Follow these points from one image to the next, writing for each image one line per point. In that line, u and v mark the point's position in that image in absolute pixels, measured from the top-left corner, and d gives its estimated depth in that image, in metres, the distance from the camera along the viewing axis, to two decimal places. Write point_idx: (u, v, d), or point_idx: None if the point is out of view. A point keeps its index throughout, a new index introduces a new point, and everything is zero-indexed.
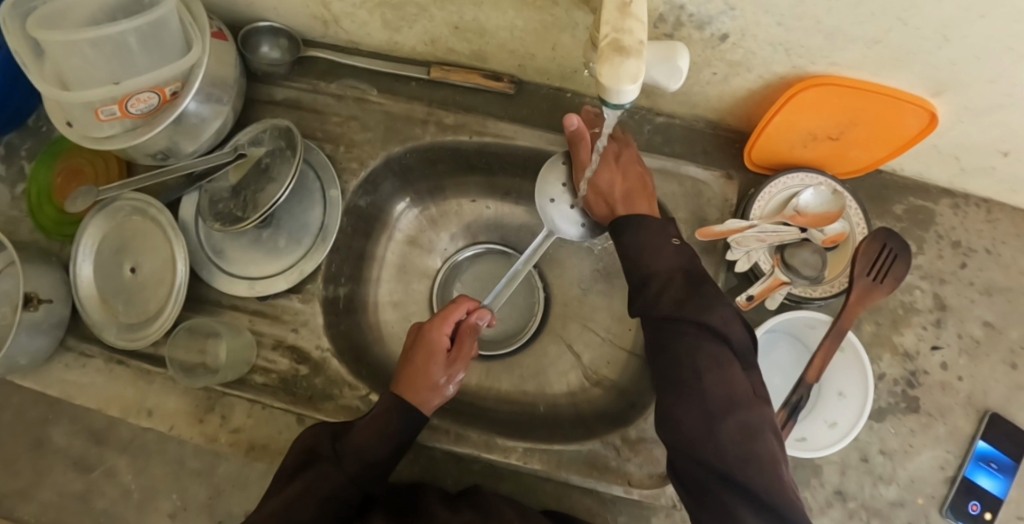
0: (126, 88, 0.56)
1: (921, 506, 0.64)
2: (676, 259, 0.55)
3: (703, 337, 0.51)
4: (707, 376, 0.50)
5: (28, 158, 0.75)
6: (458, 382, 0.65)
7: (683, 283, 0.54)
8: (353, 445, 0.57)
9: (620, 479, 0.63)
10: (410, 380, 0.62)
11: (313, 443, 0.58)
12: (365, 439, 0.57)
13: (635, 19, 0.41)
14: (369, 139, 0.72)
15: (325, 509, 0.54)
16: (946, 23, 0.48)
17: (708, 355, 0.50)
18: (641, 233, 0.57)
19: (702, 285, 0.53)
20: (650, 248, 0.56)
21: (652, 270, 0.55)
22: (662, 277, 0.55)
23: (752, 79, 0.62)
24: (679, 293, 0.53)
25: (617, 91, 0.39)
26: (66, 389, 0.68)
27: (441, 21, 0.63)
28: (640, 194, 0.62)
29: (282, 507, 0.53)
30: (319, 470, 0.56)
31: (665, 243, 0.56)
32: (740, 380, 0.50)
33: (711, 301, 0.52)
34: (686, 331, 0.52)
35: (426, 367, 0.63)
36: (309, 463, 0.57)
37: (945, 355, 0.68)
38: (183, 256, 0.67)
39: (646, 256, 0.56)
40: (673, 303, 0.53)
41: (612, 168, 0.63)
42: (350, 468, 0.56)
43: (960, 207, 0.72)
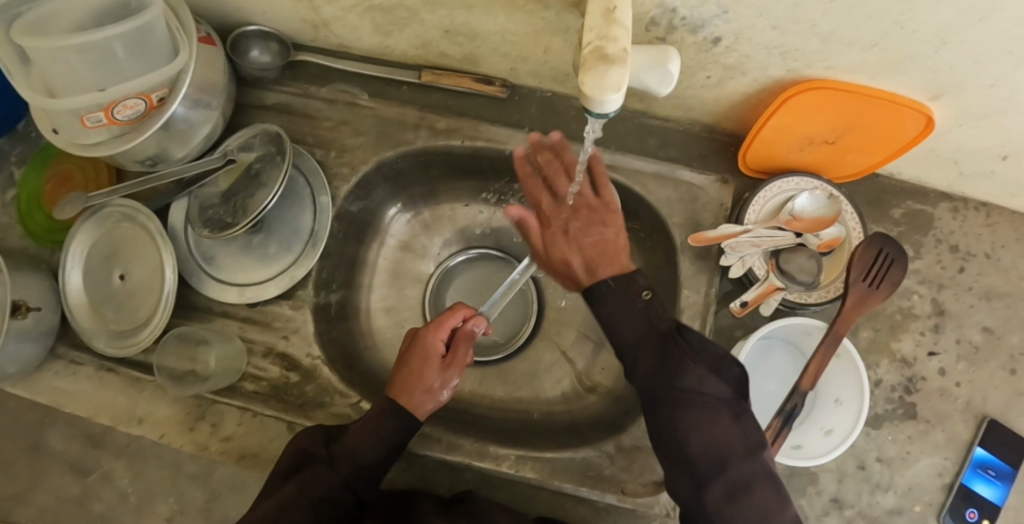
0: (110, 94, 0.55)
1: (919, 514, 0.64)
2: (642, 322, 0.55)
3: (680, 401, 0.50)
4: (689, 443, 0.49)
5: (18, 164, 0.74)
6: (453, 387, 0.63)
7: (651, 350, 0.53)
8: (348, 448, 0.56)
9: (614, 487, 0.62)
10: (404, 384, 0.61)
11: (305, 444, 0.57)
12: (360, 441, 0.57)
13: (620, 27, 0.40)
14: (361, 144, 0.71)
15: (322, 510, 0.53)
16: (944, 26, 0.47)
17: (685, 420, 0.50)
18: (608, 302, 0.57)
19: (670, 350, 0.52)
20: (619, 313, 0.56)
21: (628, 340, 0.55)
22: (635, 347, 0.54)
23: (747, 83, 0.61)
24: (652, 360, 0.53)
25: (601, 101, 0.38)
26: (56, 396, 0.67)
27: (431, 25, 0.62)
28: (598, 259, 0.60)
29: (278, 507, 0.52)
30: (314, 471, 0.55)
31: (636, 306, 0.55)
32: (727, 438, 0.49)
33: (680, 364, 0.51)
34: (658, 402, 0.51)
35: (420, 371, 0.62)
36: (303, 463, 0.56)
37: (943, 361, 0.68)
38: (172, 263, 0.66)
39: (617, 322, 0.56)
40: (648, 374, 0.52)
41: (561, 244, 0.63)
42: (345, 469, 0.56)
43: (959, 211, 0.71)
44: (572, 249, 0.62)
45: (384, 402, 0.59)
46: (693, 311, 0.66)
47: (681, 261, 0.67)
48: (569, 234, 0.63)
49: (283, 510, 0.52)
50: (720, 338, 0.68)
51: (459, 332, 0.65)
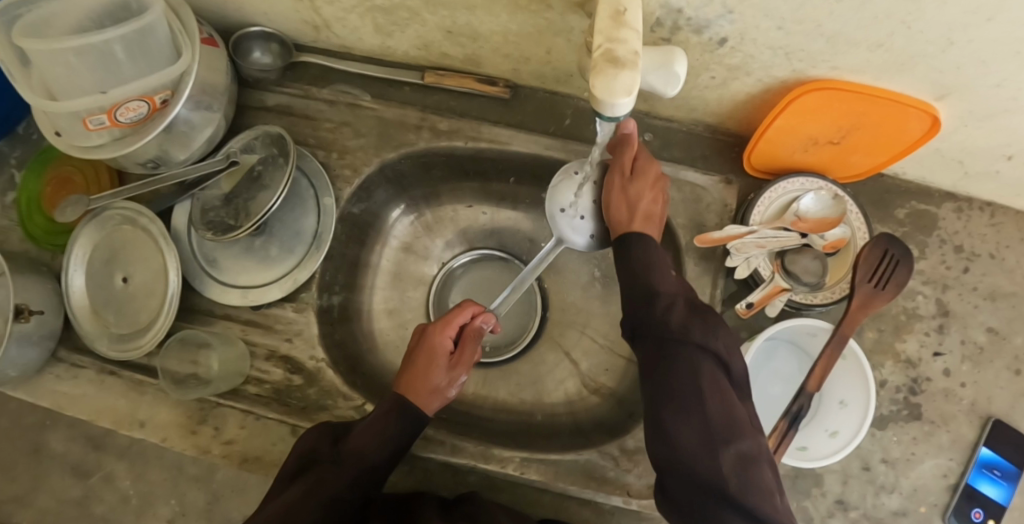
0: (113, 97, 0.55)
1: (924, 514, 0.64)
2: (675, 283, 0.55)
3: (707, 359, 0.50)
4: (712, 403, 0.48)
5: (18, 167, 0.74)
6: (460, 386, 0.64)
7: (686, 307, 0.53)
8: (355, 449, 0.56)
9: (618, 489, 0.62)
10: (410, 383, 0.62)
11: (314, 445, 0.57)
12: (366, 442, 0.57)
13: (629, 29, 0.40)
14: (362, 145, 0.71)
15: (327, 512, 0.53)
16: (952, 26, 0.47)
17: (712, 379, 0.49)
18: (641, 256, 0.57)
19: (705, 313, 0.52)
20: (651, 269, 0.55)
21: (659, 290, 0.54)
22: (665, 299, 0.53)
23: (751, 83, 0.61)
24: (685, 314, 0.52)
25: (612, 104, 0.38)
26: (57, 400, 0.67)
27: (434, 25, 0.62)
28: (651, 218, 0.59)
29: (284, 510, 0.52)
30: (320, 473, 0.55)
31: (666, 270, 0.56)
32: (739, 409, 0.49)
33: (718, 327, 0.51)
34: (685, 353, 0.50)
35: (426, 369, 0.62)
36: (310, 465, 0.56)
37: (948, 361, 0.67)
38: (174, 266, 0.66)
39: (651, 274, 0.55)
40: (680, 323, 0.51)
41: (615, 190, 0.60)
42: (351, 472, 0.55)
43: (963, 211, 0.71)
44: (622, 202, 0.59)
45: (392, 400, 0.59)
46: None
47: (685, 262, 0.67)
48: (627, 184, 0.60)
49: (288, 511, 0.52)
50: None
51: (467, 328, 0.66)
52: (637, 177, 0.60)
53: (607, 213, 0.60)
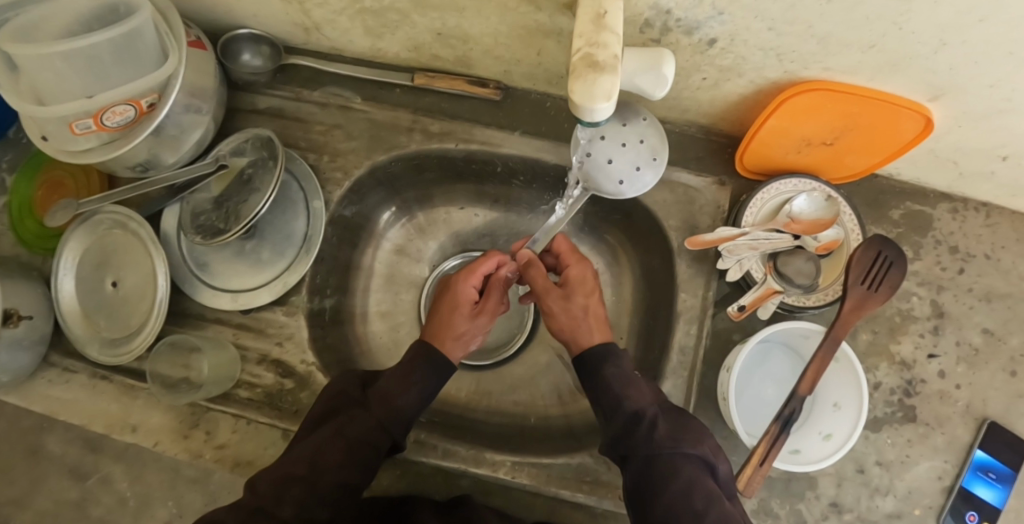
0: (99, 101, 0.55)
1: (919, 517, 0.63)
2: (651, 395, 0.56)
3: (698, 472, 0.51)
4: (708, 514, 0.48)
5: (9, 171, 0.74)
6: (482, 335, 0.66)
7: (668, 420, 0.54)
8: (384, 394, 0.57)
9: (611, 493, 0.61)
10: (434, 332, 0.64)
11: (344, 388, 0.59)
12: (393, 386, 0.58)
13: (610, 32, 0.39)
14: (354, 148, 0.70)
15: (356, 451, 0.55)
16: (944, 27, 0.47)
17: (703, 486, 0.50)
18: (612, 374, 0.56)
19: (684, 422, 0.54)
20: (626, 384, 0.56)
21: (637, 406, 0.54)
22: (645, 414, 0.54)
23: (743, 84, 0.61)
24: (667, 425, 0.53)
25: (591, 109, 0.38)
26: (50, 405, 0.67)
27: (423, 27, 0.61)
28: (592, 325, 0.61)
29: (315, 448, 0.54)
30: (349, 414, 0.56)
31: (639, 381, 0.57)
32: (736, 516, 0.49)
33: (700, 435, 0.53)
34: (677, 470, 0.51)
35: (449, 318, 0.64)
36: (340, 407, 0.58)
37: (943, 363, 0.67)
38: (164, 270, 0.65)
39: (626, 389, 0.55)
40: (665, 434, 0.53)
41: (558, 312, 0.63)
42: (380, 413, 0.56)
43: (958, 211, 0.70)
44: (570, 320, 0.62)
45: (417, 349, 0.60)
46: (691, 315, 0.65)
47: (678, 264, 0.67)
48: (565, 303, 0.63)
49: (319, 449, 0.54)
50: (717, 342, 0.68)
51: (493, 276, 0.68)
52: (569, 289, 0.64)
53: (563, 334, 0.62)
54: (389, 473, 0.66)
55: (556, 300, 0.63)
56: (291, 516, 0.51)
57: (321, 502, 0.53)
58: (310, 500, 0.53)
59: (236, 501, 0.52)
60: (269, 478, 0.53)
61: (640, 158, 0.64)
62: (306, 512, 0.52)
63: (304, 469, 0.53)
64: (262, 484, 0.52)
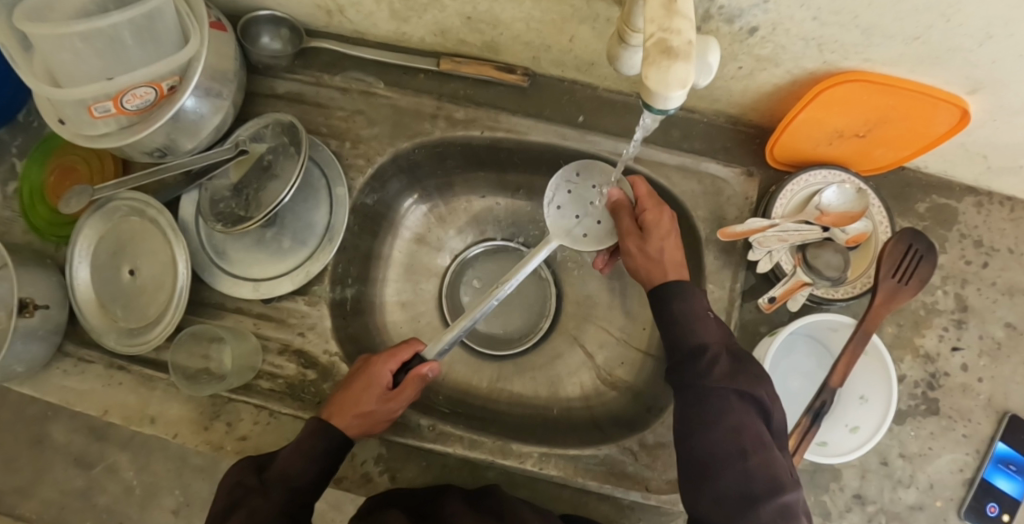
0: (119, 84, 0.53)
1: (940, 509, 0.64)
2: (719, 330, 0.54)
3: (747, 414, 0.50)
4: (754, 456, 0.48)
5: (19, 156, 0.72)
6: (394, 399, 0.60)
7: (730, 359, 0.52)
8: (280, 466, 0.54)
9: (637, 485, 0.61)
10: (343, 405, 0.58)
11: (238, 478, 0.54)
12: (291, 465, 0.54)
13: (683, 18, 0.37)
14: (376, 134, 0.69)
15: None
16: (994, 20, 0.46)
17: (753, 431, 0.49)
18: (685, 304, 0.55)
19: (744, 363, 0.52)
20: (693, 319, 0.54)
21: (702, 341, 0.53)
22: (704, 348, 0.53)
23: (779, 74, 0.60)
24: (728, 366, 0.52)
25: (665, 97, 0.35)
26: (65, 396, 0.65)
27: (453, 11, 0.60)
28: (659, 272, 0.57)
29: None
30: (251, 505, 0.52)
31: (711, 318, 0.55)
32: (782, 464, 0.49)
33: (761, 379, 0.51)
34: (728, 407, 0.50)
35: (358, 394, 0.59)
36: (242, 495, 0.52)
37: (965, 356, 0.67)
38: (184, 258, 0.64)
39: (692, 325, 0.54)
40: (723, 373, 0.51)
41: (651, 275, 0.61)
42: (282, 495, 0.53)
43: (983, 205, 0.70)
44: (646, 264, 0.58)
45: (314, 423, 0.56)
46: (718, 306, 0.65)
47: (705, 256, 0.66)
48: (643, 246, 0.59)
49: None
50: (744, 335, 0.67)
51: (413, 371, 0.60)
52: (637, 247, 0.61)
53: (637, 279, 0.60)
54: (414, 465, 0.65)
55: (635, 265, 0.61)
56: None
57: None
58: None
59: None
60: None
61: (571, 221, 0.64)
62: None
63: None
64: None
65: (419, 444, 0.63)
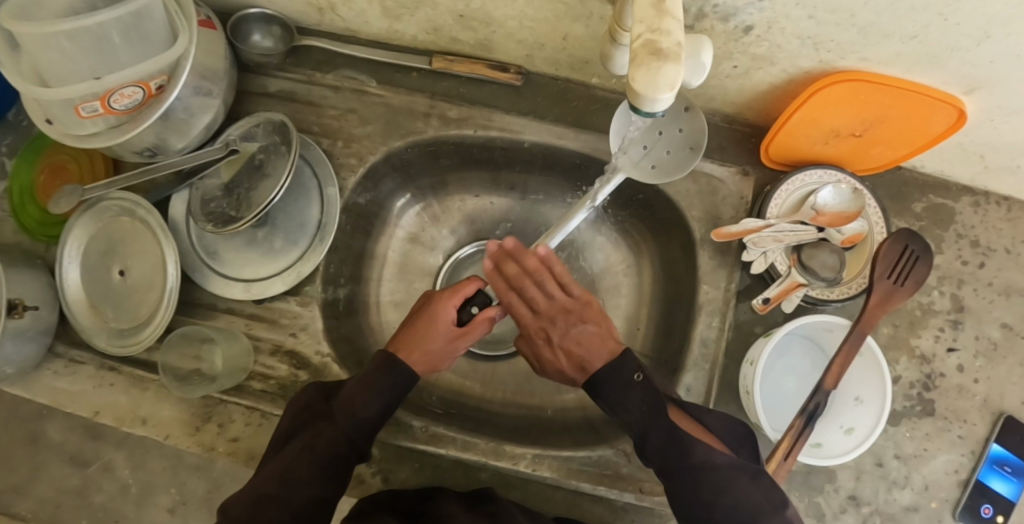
0: (107, 83, 0.52)
1: (935, 510, 0.64)
2: (642, 396, 0.53)
3: (696, 472, 0.50)
4: (718, 507, 0.49)
5: (9, 154, 0.71)
6: (462, 341, 0.61)
7: (658, 426, 0.51)
8: (341, 394, 0.54)
9: (632, 486, 0.61)
10: (407, 341, 0.59)
11: (307, 401, 0.55)
12: (355, 396, 0.53)
13: (672, 18, 0.36)
14: (369, 133, 0.68)
15: (326, 466, 0.51)
16: (992, 20, 0.45)
17: (708, 482, 0.49)
18: (603, 386, 0.54)
19: (673, 425, 0.51)
20: (616, 396, 0.54)
21: (629, 420, 0.53)
22: (637, 423, 0.52)
23: (775, 73, 0.59)
24: (658, 437, 0.51)
25: (653, 99, 0.35)
26: (57, 397, 0.65)
27: (445, 9, 0.59)
28: (587, 340, 0.58)
29: (282, 467, 0.51)
30: (314, 427, 0.52)
31: (631, 386, 0.53)
32: (754, 497, 0.49)
33: (689, 440, 0.50)
34: (674, 474, 0.50)
35: (425, 331, 0.59)
36: (306, 419, 0.54)
37: (961, 357, 0.67)
38: (174, 259, 0.63)
39: (615, 407, 0.54)
40: (655, 449, 0.51)
41: (567, 331, 0.59)
42: (343, 426, 0.52)
43: (980, 205, 0.70)
44: (588, 336, 0.58)
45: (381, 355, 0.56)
46: (712, 307, 0.64)
47: (700, 256, 0.66)
48: (571, 336, 0.59)
49: (286, 472, 0.50)
50: (739, 335, 0.67)
51: (483, 313, 0.62)
52: (539, 303, 0.62)
53: (608, 344, 0.57)
54: (407, 466, 0.65)
55: (554, 329, 0.60)
56: None
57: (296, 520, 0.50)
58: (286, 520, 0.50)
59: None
60: (240, 500, 0.50)
61: (637, 156, 0.64)
62: None
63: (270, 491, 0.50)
64: (232, 506, 0.50)
65: (412, 445, 0.63)
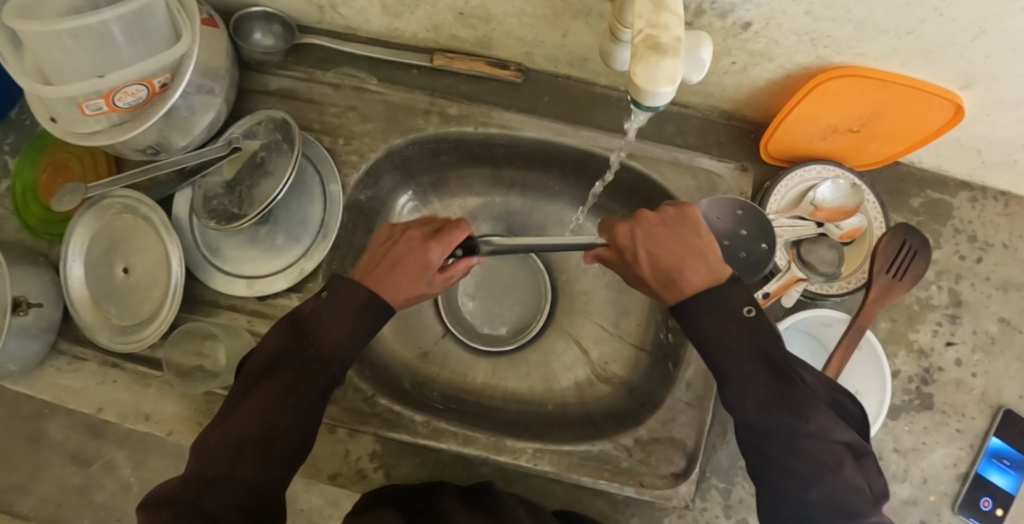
0: (111, 81, 0.52)
1: (934, 503, 0.64)
2: (755, 344, 0.49)
3: (804, 441, 0.47)
4: (818, 484, 0.46)
5: (11, 154, 0.72)
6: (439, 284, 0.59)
7: (772, 383, 0.48)
8: (317, 336, 0.51)
9: (632, 480, 0.61)
10: (391, 275, 0.55)
11: (282, 342, 0.52)
12: (334, 339, 0.52)
13: (671, 13, 0.37)
14: (370, 130, 0.69)
15: (309, 408, 0.50)
16: (986, 15, 0.46)
17: (814, 454, 0.46)
18: (710, 316, 0.49)
19: (793, 388, 0.48)
20: (722, 335, 0.49)
21: (740, 368, 0.49)
22: (745, 373, 0.49)
23: (773, 69, 0.59)
24: (769, 393, 0.48)
25: (653, 93, 0.35)
26: (61, 394, 0.65)
27: (445, 7, 0.60)
28: (681, 258, 0.52)
29: (260, 411, 0.49)
30: (291, 371, 0.50)
31: (744, 328, 0.49)
32: (855, 481, 0.47)
33: (809, 405, 0.47)
34: (776, 436, 0.47)
35: (410, 269, 0.56)
36: (280, 360, 0.51)
37: (959, 351, 0.67)
38: (177, 255, 0.64)
39: (716, 349, 0.49)
40: (767, 404, 0.48)
41: (665, 235, 0.54)
42: (325, 368, 0.51)
43: (978, 200, 0.70)
44: (680, 251, 0.53)
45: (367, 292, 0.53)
46: None
47: None
48: (660, 259, 0.53)
49: (267, 416, 0.49)
50: None
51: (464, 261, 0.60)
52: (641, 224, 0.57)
53: (710, 263, 0.51)
54: (409, 461, 0.65)
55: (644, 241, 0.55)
56: (253, 478, 0.47)
57: (281, 463, 0.49)
58: (271, 463, 0.48)
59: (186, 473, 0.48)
60: (220, 444, 0.48)
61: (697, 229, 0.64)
62: (271, 474, 0.48)
63: (237, 441, 0.48)
64: (210, 450, 0.48)
65: (413, 440, 0.63)
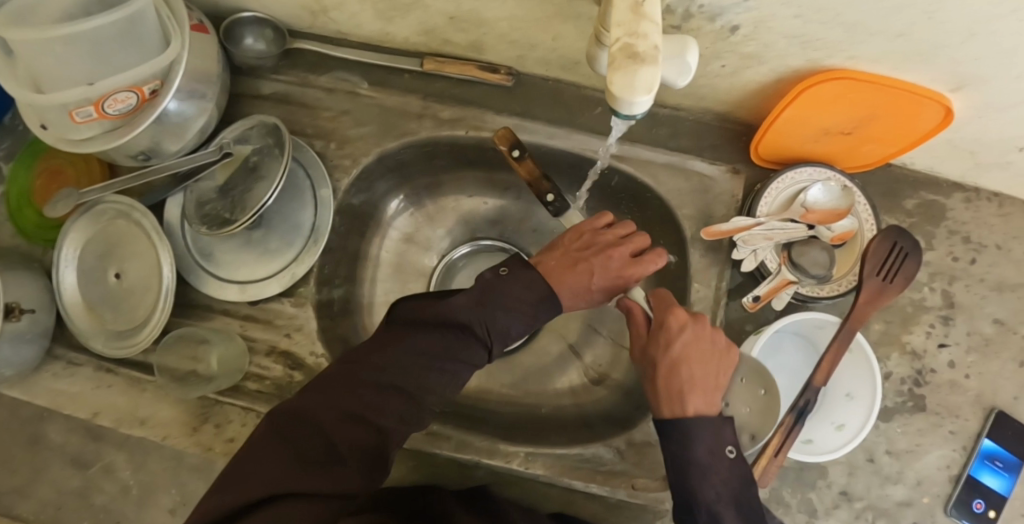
0: (101, 88, 0.53)
1: (928, 505, 0.64)
2: (729, 478, 0.50)
3: None
4: None
5: (6, 159, 0.72)
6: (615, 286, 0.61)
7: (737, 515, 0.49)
8: (502, 309, 0.55)
9: (624, 483, 0.60)
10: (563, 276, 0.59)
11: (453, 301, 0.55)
12: (508, 315, 0.55)
13: (649, 21, 0.37)
14: (363, 135, 0.69)
15: (457, 373, 0.53)
16: (976, 17, 0.45)
17: None
18: (694, 441, 0.51)
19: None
20: (702, 462, 0.50)
21: (708, 497, 0.49)
22: (712, 504, 0.49)
23: (764, 72, 0.59)
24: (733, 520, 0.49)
25: (629, 102, 0.35)
26: (55, 398, 0.65)
27: (436, 11, 0.60)
28: (698, 383, 0.53)
29: (419, 362, 0.51)
30: (451, 335, 0.54)
31: (723, 463, 0.50)
32: None
33: None
34: None
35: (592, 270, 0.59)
36: (442, 321, 0.54)
37: (953, 353, 0.67)
38: (170, 261, 0.64)
39: (692, 476, 0.50)
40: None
41: (705, 357, 0.55)
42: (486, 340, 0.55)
43: (971, 201, 0.70)
44: (704, 373, 0.54)
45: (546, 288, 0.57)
46: (704, 305, 0.64)
47: (691, 254, 0.66)
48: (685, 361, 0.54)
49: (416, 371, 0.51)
50: (731, 332, 0.67)
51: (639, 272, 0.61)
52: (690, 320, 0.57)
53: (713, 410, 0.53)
54: (402, 465, 0.65)
55: (684, 338, 0.55)
56: (394, 426, 0.49)
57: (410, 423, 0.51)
58: (407, 417, 0.50)
59: (318, 404, 0.49)
60: (376, 386, 0.50)
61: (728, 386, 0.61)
62: (405, 427, 0.50)
63: (383, 387, 0.50)
64: (365, 391, 0.49)
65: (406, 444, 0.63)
